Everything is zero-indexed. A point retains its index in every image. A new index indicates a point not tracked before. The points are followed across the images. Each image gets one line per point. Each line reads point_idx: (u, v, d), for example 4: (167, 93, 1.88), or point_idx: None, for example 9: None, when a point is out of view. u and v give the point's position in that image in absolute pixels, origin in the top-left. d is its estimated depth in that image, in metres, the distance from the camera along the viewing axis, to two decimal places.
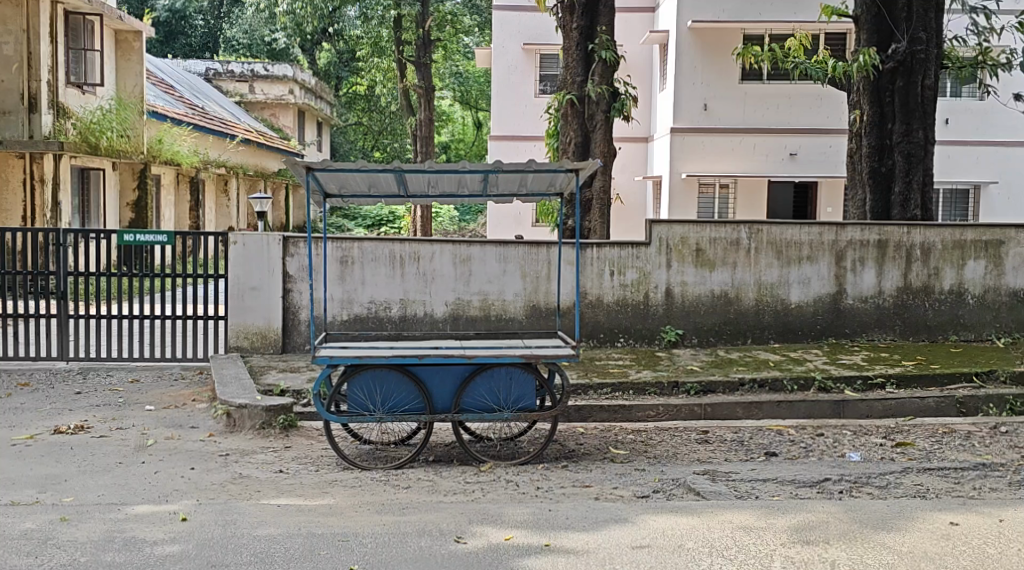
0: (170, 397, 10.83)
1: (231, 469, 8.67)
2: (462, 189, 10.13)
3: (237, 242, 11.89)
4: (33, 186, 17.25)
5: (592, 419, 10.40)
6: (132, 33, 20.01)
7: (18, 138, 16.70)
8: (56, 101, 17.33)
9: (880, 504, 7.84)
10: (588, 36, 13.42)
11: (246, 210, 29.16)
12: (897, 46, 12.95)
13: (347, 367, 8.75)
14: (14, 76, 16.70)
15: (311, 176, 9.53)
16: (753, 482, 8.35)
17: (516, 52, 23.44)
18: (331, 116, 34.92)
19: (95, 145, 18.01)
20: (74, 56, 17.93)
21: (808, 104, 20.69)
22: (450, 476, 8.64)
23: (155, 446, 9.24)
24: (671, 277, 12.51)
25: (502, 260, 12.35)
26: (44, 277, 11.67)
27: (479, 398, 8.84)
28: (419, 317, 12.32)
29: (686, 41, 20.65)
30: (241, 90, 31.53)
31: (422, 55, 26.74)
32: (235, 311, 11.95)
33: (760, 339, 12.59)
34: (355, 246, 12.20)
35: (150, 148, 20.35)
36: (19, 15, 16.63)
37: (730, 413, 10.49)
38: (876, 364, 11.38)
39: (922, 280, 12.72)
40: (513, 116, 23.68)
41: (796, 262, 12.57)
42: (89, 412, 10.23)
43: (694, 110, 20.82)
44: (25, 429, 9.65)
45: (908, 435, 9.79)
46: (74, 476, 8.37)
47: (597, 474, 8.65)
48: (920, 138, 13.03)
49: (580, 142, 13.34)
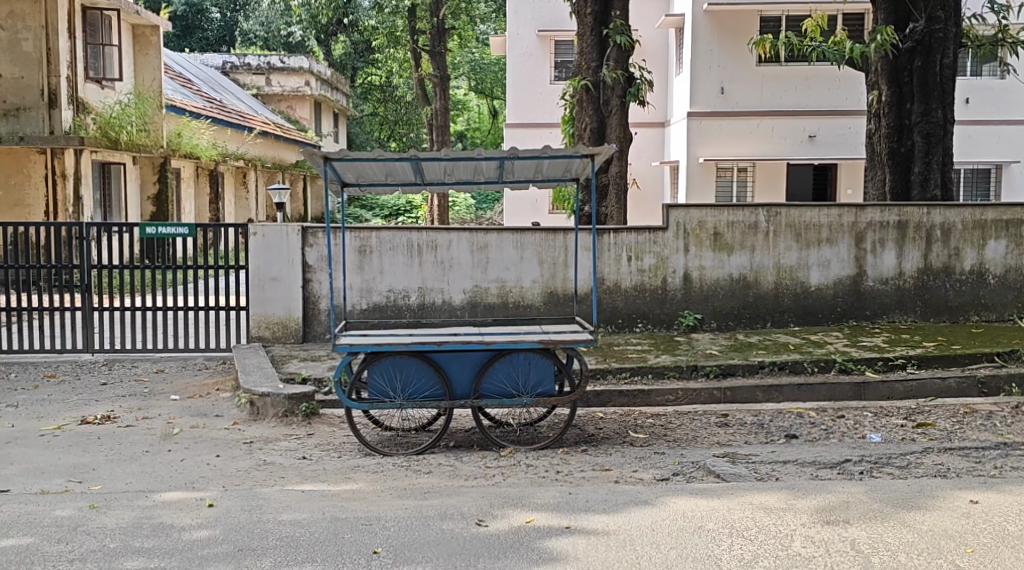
0: (193, 386, 10.93)
1: (255, 456, 8.76)
2: (478, 176, 10.13)
3: (257, 233, 11.96)
4: (55, 181, 17.42)
5: (611, 403, 10.42)
6: (149, 28, 20.13)
7: (39, 134, 16.86)
8: (76, 97, 17.49)
9: (901, 484, 7.85)
10: (602, 22, 13.38)
11: (265, 202, 29.33)
12: (915, 25, 12.93)
13: (367, 354, 8.80)
14: (35, 73, 16.85)
15: (328, 166, 9.58)
16: (774, 464, 8.38)
17: (531, 39, 23.41)
18: (347, 107, 35.06)
19: (115, 140, 18.13)
20: (92, 50, 18.11)
21: (827, 86, 20.61)
22: (470, 461, 8.70)
23: (180, 435, 9.33)
24: (689, 261, 12.51)
25: (520, 247, 12.39)
26: (68, 271, 11.75)
27: (498, 383, 8.89)
28: (437, 305, 12.38)
29: (702, 24, 20.61)
30: (258, 83, 31.62)
31: (437, 43, 26.28)
32: (256, 301, 12.03)
33: (780, 323, 12.60)
34: (372, 235, 12.25)
35: (169, 142, 20.46)
36: (38, 12, 16.74)
37: (750, 397, 10.50)
38: (897, 346, 11.34)
39: (942, 260, 12.68)
40: (528, 103, 23.72)
41: (815, 244, 12.56)
42: (115, 403, 10.34)
43: (710, 94, 20.75)
44: (53, 419, 9.77)
45: (930, 416, 9.77)
46: (101, 465, 8.48)
47: (617, 458, 8.69)
48: (940, 117, 12.94)
49: (596, 128, 13.34)
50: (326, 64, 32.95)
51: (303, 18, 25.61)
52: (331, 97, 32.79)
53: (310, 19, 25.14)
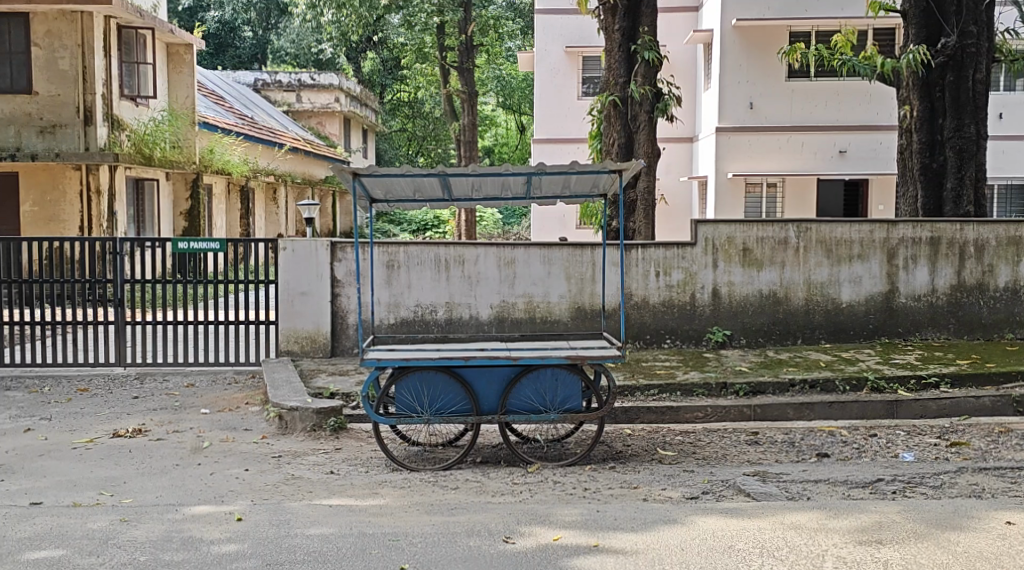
0: (224, 400, 10.95)
1: (283, 471, 8.74)
2: (506, 192, 10.13)
3: (287, 248, 11.99)
4: (89, 197, 17.51)
5: (639, 420, 10.32)
6: (183, 46, 20.22)
7: (74, 151, 17.00)
8: (111, 114, 17.61)
9: (935, 504, 7.72)
10: (631, 37, 13.31)
11: (295, 217, 29.46)
12: (947, 40, 12.80)
13: (395, 369, 8.78)
14: (70, 90, 17.02)
15: (357, 181, 9.57)
16: (806, 484, 8.27)
17: (559, 54, 23.43)
18: (377, 123, 35.09)
19: (149, 156, 18.23)
20: (128, 68, 18.24)
21: (858, 101, 20.48)
22: (497, 477, 8.65)
23: (210, 448, 9.34)
24: (718, 277, 12.42)
25: (547, 263, 12.35)
26: (101, 285, 11.81)
27: (525, 398, 8.84)
28: (464, 320, 12.35)
29: (731, 40, 20.53)
30: (289, 100, 31.86)
31: (465, 60, 26.67)
32: (285, 316, 12.05)
33: (811, 339, 12.47)
34: (400, 250, 12.25)
35: (202, 158, 20.54)
36: (75, 31, 16.96)
37: (781, 415, 10.38)
38: (930, 364, 11.21)
39: (976, 277, 12.53)
40: (557, 119, 23.70)
41: (846, 260, 12.43)
42: (146, 416, 10.37)
43: (739, 109, 20.67)
44: (86, 432, 9.81)
45: (964, 435, 9.63)
46: (133, 478, 8.49)
47: (645, 476, 8.61)
48: (973, 132, 12.81)
49: (623, 143, 13.30)
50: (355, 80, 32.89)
51: (334, 36, 25.66)
52: (361, 114, 32.80)
53: (340, 36, 25.16)
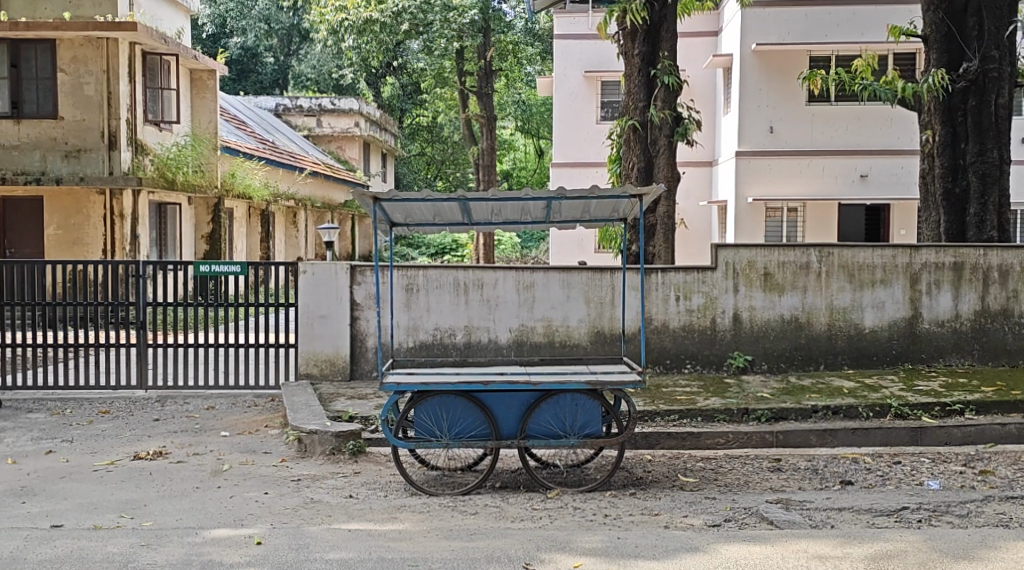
0: (244, 423, 10.93)
1: (303, 494, 8.71)
2: (526, 216, 10.12)
3: (306, 271, 11.99)
4: (113, 221, 17.58)
5: (660, 446, 10.23)
6: (207, 72, 20.36)
7: (98, 175, 17.12)
8: (135, 139, 17.73)
9: (961, 534, 7.61)
10: (650, 61, 13.30)
11: (314, 240, 29.54)
12: (969, 65, 12.74)
13: (414, 393, 8.75)
14: (95, 116, 17.17)
15: (378, 205, 9.58)
16: (829, 512, 8.17)
17: (578, 79, 23.48)
18: (397, 147, 35.16)
19: (172, 180, 18.30)
20: (151, 94, 18.36)
21: (878, 125, 20.44)
22: (517, 502, 8.59)
23: (230, 471, 9.32)
24: (739, 301, 12.35)
25: (566, 287, 12.32)
26: (124, 308, 11.86)
27: (545, 423, 8.78)
28: (483, 343, 12.32)
29: (751, 64, 20.51)
30: (310, 124, 31.93)
31: (484, 85, 26.65)
32: (305, 339, 12.06)
33: (833, 365, 12.38)
34: (419, 273, 12.24)
35: (223, 183, 20.62)
36: (100, 57, 17.10)
37: (803, 441, 10.28)
38: (954, 390, 11.09)
39: (1000, 303, 12.42)
40: (576, 143, 23.71)
41: (868, 285, 12.35)
42: (167, 438, 10.37)
43: (760, 133, 20.64)
44: (107, 455, 9.80)
45: (989, 463, 9.52)
46: (153, 501, 8.47)
47: (667, 502, 8.53)
48: (996, 157, 12.70)
49: (643, 167, 13.28)
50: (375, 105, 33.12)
51: (354, 62, 25.84)
52: (381, 138, 32.90)
53: (360, 62, 25.29)
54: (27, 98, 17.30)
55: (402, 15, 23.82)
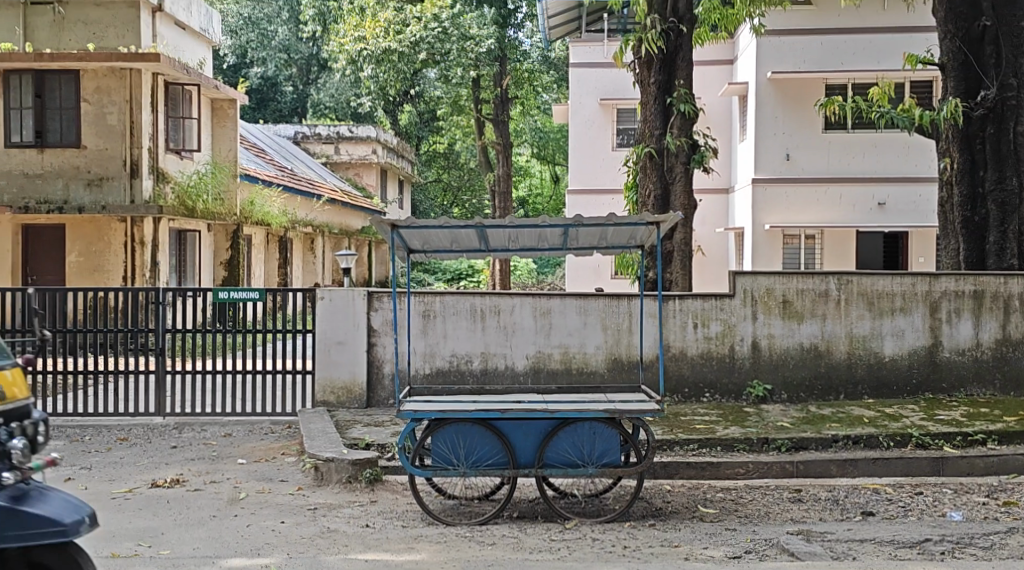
0: (260, 450, 10.92)
1: (319, 523, 8.67)
2: (543, 244, 10.12)
3: (324, 297, 12.00)
4: (133, 248, 17.63)
5: (679, 476, 10.16)
6: (228, 101, 20.50)
7: (120, 203, 17.24)
8: (156, 167, 17.84)
9: (985, 566, 7.53)
10: (666, 89, 13.30)
11: (332, 266, 29.62)
12: (987, 92, 12.71)
13: (432, 421, 8.74)
14: (118, 144, 17.34)
15: (395, 233, 9.60)
16: (851, 543, 8.10)
17: (593, 107, 23.52)
18: (414, 174, 35.25)
19: (192, 208, 18.39)
20: (173, 123, 18.47)
21: (896, 153, 20.41)
22: (535, 533, 8.54)
23: (246, 499, 9.30)
24: (758, 329, 12.30)
25: (583, 313, 12.29)
26: (143, 335, 11.90)
27: (563, 451, 8.73)
28: (500, 370, 12.28)
29: (767, 92, 20.53)
30: (328, 152, 32.08)
31: (501, 112, 26.86)
32: (322, 365, 12.05)
33: (854, 395, 12.29)
34: (436, 300, 12.24)
35: (242, 210, 20.70)
36: (123, 87, 17.27)
37: (824, 471, 10.20)
38: (976, 420, 10.99)
39: (1021, 331, 12.33)
40: (593, 170, 23.73)
41: (888, 313, 12.28)
42: (184, 466, 10.36)
43: (776, 160, 20.62)
44: (125, 482, 9.80)
45: (1013, 494, 9.42)
46: (170, 529, 8.45)
47: (687, 534, 8.47)
48: (1016, 185, 12.63)
49: (659, 194, 13.27)
50: (393, 133, 33.24)
51: (371, 90, 25.99)
52: (398, 165, 32.99)
53: (378, 90, 25.43)
54: (52, 127, 17.45)
55: (420, 45, 23.91)
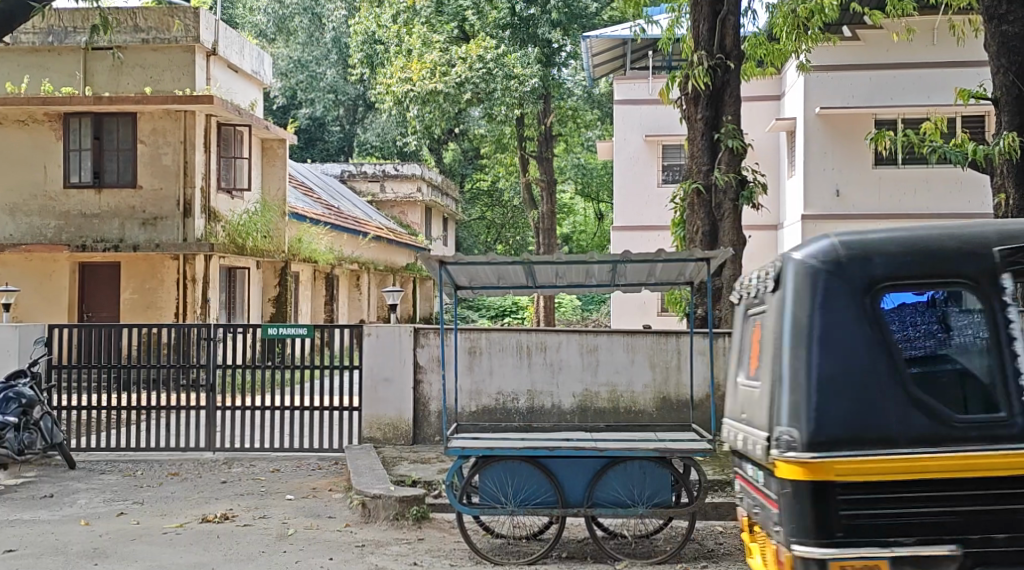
0: (308, 486, 10.92)
1: (367, 560, 8.61)
2: (591, 279, 10.07)
3: (371, 333, 12.06)
4: (185, 285, 17.79)
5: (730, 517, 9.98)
6: (277, 141, 20.71)
7: (174, 241, 17.52)
8: (208, 207, 18.07)
9: None
10: (714, 125, 13.17)
11: (376, 302, 29.81)
12: None
13: (479, 458, 8.70)
14: (172, 185, 17.63)
15: (443, 269, 9.59)
16: None
17: (638, 144, 23.51)
18: (457, 212, 35.45)
19: (242, 246, 18.64)
20: (225, 164, 18.74)
21: (950, 187, 20.22)
22: None
23: (295, 536, 9.29)
24: None
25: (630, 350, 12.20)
26: (194, 370, 11.98)
27: (613, 491, 8.63)
28: (547, 408, 12.22)
29: (815, 127, 20.40)
30: (374, 190, 32.36)
31: (545, 149, 26.88)
32: (369, 402, 12.08)
33: None
34: (482, 336, 12.25)
35: (291, 247, 20.88)
36: (178, 128, 17.56)
37: None
38: None
39: None
40: (638, 207, 23.67)
41: None
42: (233, 501, 10.38)
43: (826, 197, 20.43)
44: (175, 518, 9.82)
45: None
46: (220, 565, 8.45)
47: None
48: None
49: (707, 231, 13.18)
50: (437, 171, 33.48)
51: (417, 130, 26.25)
52: (442, 202, 33.13)
53: (425, 129, 25.63)
54: (109, 167, 17.80)
55: (465, 85, 24.08)
